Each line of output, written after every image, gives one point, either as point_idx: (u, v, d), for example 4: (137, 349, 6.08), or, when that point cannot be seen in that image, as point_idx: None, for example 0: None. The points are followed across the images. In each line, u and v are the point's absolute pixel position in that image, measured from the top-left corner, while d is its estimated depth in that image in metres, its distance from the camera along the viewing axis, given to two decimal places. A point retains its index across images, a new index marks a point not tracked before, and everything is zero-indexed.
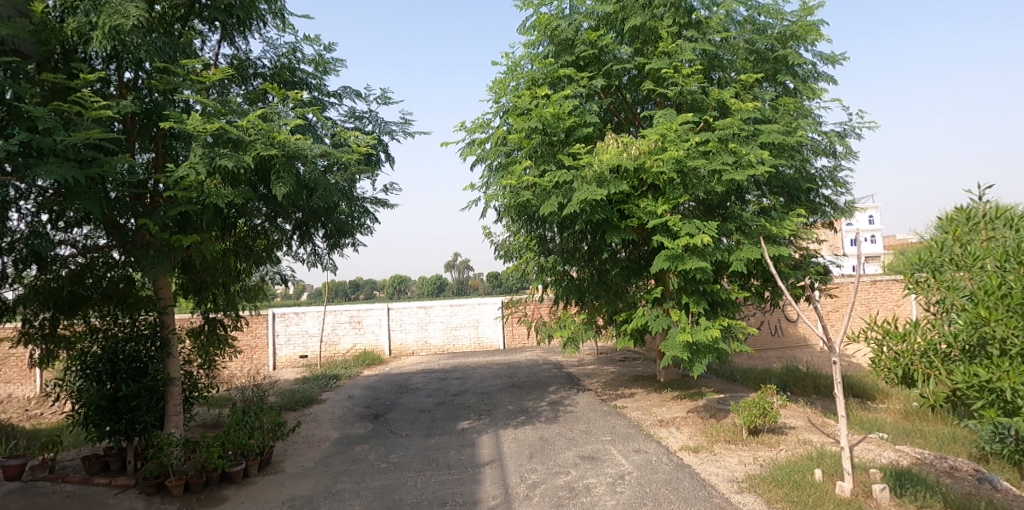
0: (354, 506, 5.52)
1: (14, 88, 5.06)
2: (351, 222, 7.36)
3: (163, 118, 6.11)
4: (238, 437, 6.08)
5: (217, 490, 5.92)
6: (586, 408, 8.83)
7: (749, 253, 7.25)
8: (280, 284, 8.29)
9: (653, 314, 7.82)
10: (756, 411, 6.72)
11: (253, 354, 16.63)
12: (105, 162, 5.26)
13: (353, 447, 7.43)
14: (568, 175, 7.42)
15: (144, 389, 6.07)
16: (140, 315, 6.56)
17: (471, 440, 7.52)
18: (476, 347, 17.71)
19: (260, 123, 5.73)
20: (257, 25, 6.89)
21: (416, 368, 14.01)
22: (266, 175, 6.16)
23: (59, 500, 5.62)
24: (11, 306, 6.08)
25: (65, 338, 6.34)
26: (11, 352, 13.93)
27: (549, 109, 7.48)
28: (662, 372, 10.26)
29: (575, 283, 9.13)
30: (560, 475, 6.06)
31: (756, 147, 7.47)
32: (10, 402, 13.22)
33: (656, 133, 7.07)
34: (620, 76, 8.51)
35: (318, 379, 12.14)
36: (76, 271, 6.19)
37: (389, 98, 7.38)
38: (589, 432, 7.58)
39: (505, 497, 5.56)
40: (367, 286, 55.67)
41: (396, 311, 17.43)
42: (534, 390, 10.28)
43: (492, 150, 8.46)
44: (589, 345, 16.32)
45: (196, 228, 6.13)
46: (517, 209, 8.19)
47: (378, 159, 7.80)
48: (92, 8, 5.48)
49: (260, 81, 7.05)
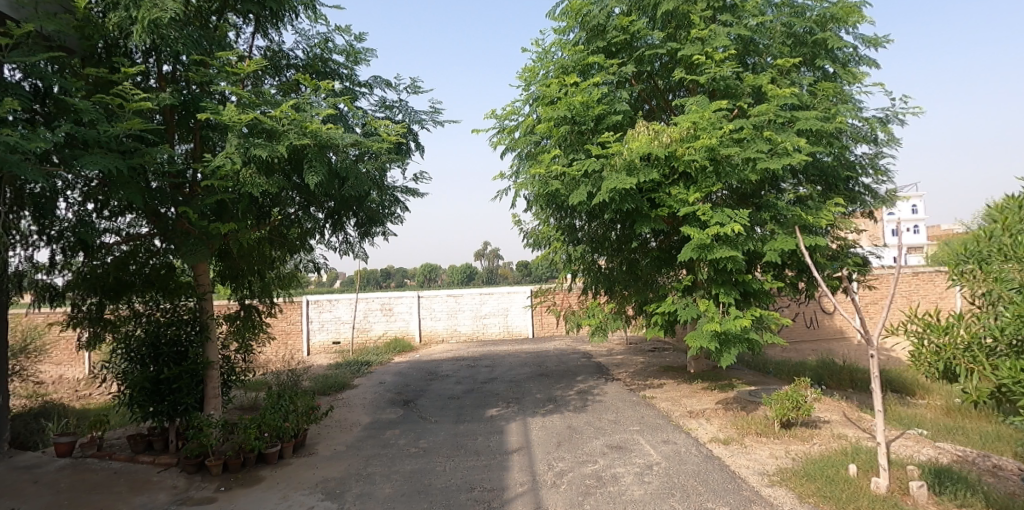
0: (385, 488, 5.66)
1: (60, 82, 5.32)
2: (381, 211, 7.48)
3: (200, 110, 6.32)
4: (273, 420, 6.28)
5: (254, 470, 6.14)
6: (615, 398, 8.80)
7: (784, 244, 7.07)
8: (314, 272, 8.38)
9: (683, 304, 7.73)
10: (789, 404, 6.59)
11: (288, 339, 17.08)
12: (146, 153, 5.51)
13: (384, 432, 7.59)
14: (597, 164, 7.40)
15: (184, 372, 6.31)
16: (181, 301, 6.82)
17: (499, 427, 7.60)
18: (506, 335, 17.78)
19: (293, 113, 5.88)
20: (290, 17, 6.99)
21: (445, 355, 14.15)
22: (299, 165, 6.32)
23: (106, 476, 5.88)
24: (61, 292, 6.35)
25: (110, 322, 6.59)
26: (61, 336, 14.65)
27: (578, 96, 7.43)
28: (693, 363, 10.18)
29: (604, 272, 9.08)
30: (588, 464, 6.10)
31: (792, 135, 7.30)
32: (59, 382, 13.88)
33: (689, 120, 6.94)
34: (652, 62, 8.35)
35: (350, 365, 12.38)
36: (120, 259, 6.42)
37: (419, 87, 7.42)
38: (617, 422, 7.57)
39: (532, 484, 5.62)
40: (398, 275, 56.57)
41: (426, 298, 17.63)
42: (563, 379, 10.28)
43: (521, 139, 8.42)
44: (618, 334, 16.23)
45: (233, 217, 6.35)
46: (545, 199, 8.17)
47: (408, 148, 7.90)
48: (131, 3, 5.65)
49: (293, 72, 7.20)
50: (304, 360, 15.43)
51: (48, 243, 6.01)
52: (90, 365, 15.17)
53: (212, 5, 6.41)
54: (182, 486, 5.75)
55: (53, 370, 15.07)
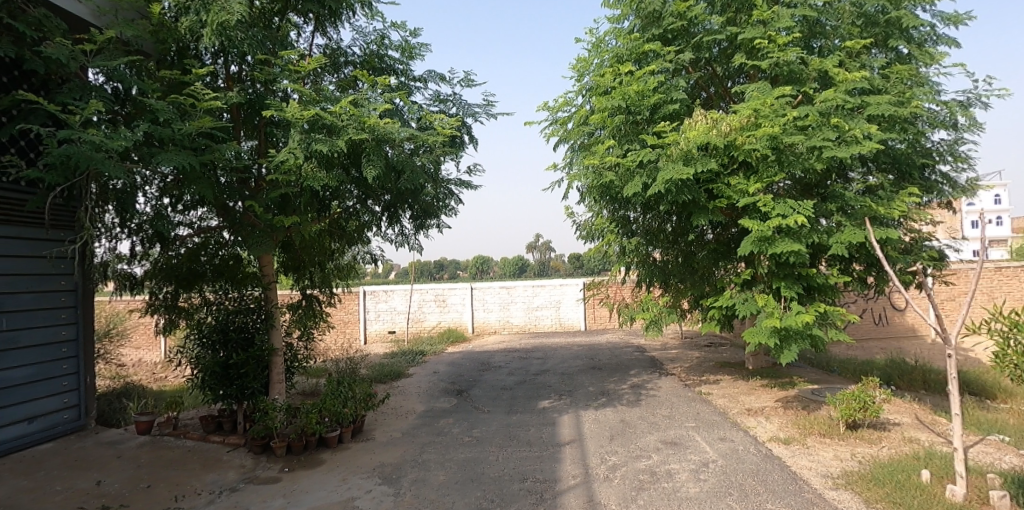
0: (439, 475, 5.78)
1: (138, 84, 5.71)
2: (435, 204, 7.60)
3: (264, 108, 6.59)
4: (333, 405, 6.57)
5: (315, 453, 6.41)
6: (669, 393, 8.63)
7: (852, 236, 6.71)
8: (370, 264, 8.59)
9: (741, 299, 7.48)
10: (855, 405, 6.27)
11: (346, 328, 17.71)
12: (216, 150, 5.80)
13: (438, 420, 7.74)
14: (652, 154, 7.23)
15: (251, 358, 6.65)
16: (248, 290, 7.20)
17: (552, 419, 7.61)
18: (558, 327, 17.73)
19: (352, 109, 6.05)
20: (347, 15, 7.17)
21: (497, 346, 14.26)
22: (357, 159, 6.49)
23: (181, 454, 6.27)
24: (140, 281, 6.83)
25: (184, 309, 7.03)
26: (140, 322, 15.72)
27: (633, 86, 7.30)
28: (751, 359, 9.86)
29: (659, 265, 8.82)
30: (641, 459, 6.02)
31: (862, 122, 6.90)
32: (138, 365, 14.90)
33: (750, 108, 6.73)
34: (710, 49, 8.07)
35: (405, 355, 12.68)
36: (192, 250, 6.77)
37: (473, 81, 7.47)
38: (672, 417, 7.43)
39: (585, 477, 5.61)
40: (454, 267, 57.44)
41: (479, 290, 17.82)
42: (616, 373, 10.17)
43: (575, 130, 8.35)
44: (673, 328, 15.90)
45: (295, 210, 6.59)
46: (599, 190, 8.07)
47: (462, 141, 7.98)
48: (201, 7, 5.95)
49: (351, 69, 7.39)
50: (361, 348, 15.95)
51: (129, 236, 6.45)
52: (166, 350, 16.21)
53: (275, 6, 6.66)
54: (249, 465, 6.07)
55: (133, 354, 16.16)
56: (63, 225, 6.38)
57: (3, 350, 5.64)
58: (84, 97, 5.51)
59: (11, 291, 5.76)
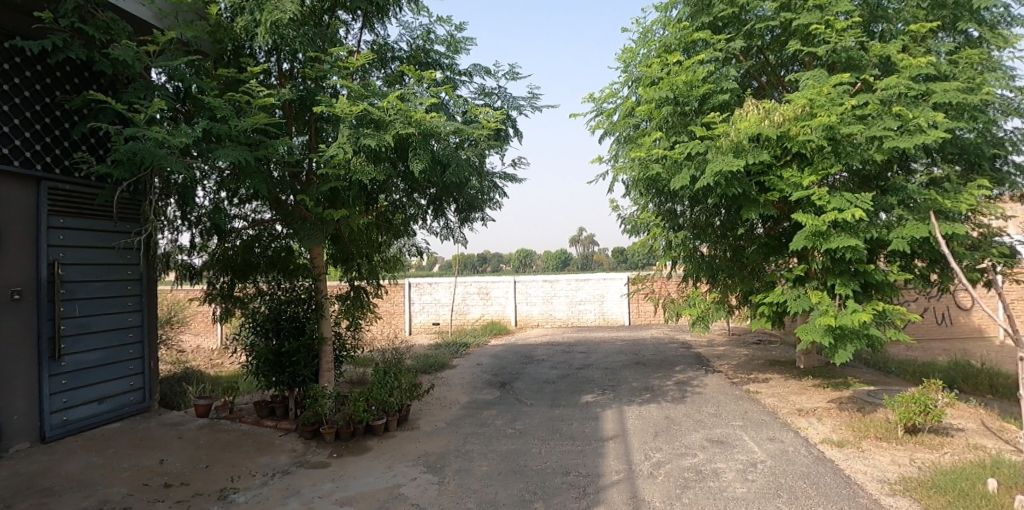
0: (482, 466, 5.85)
1: (197, 83, 5.96)
2: (480, 197, 7.66)
3: (315, 104, 6.79)
4: (379, 394, 6.75)
5: (362, 440, 6.59)
6: (716, 390, 8.44)
7: (915, 231, 6.38)
8: (416, 256, 8.77)
9: (793, 295, 7.23)
10: (915, 408, 5.98)
11: (392, 319, 18.09)
12: (269, 146, 6.04)
13: (481, 412, 7.82)
14: (701, 146, 7.03)
15: (302, 347, 6.91)
16: (299, 281, 7.45)
17: (595, 413, 7.58)
18: (602, 321, 17.58)
19: (399, 104, 6.16)
20: (394, 11, 7.26)
21: (540, 340, 14.28)
22: (404, 153, 6.60)
23: (237, 437, 6.56)
24: (198, 271, 7.12)
25: (240, 299, 7.25)
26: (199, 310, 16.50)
27: (681, 76, 7.13)
28: (802, 358, 9.53)
29: (706, 260, 8.61)
30: (686, 457, 5.92)
31: (927, 110, 6.54)
32: (197, 351, 15.65)
33: (805, 97, 6.44)
34: (763, 36, 7.79)
35: (449, 346, 12.85)
36: (247, 242, 7.06)
37: (518, 74, 7.45)
38: (718, 416, 7.27)
39: (628, 473, 5.57)
40: (499, 260, 57.79)
41: (522, 283, 17.86)
42: (661, 368, 10.01)
43: (620, 122, 8.23)
44: (721, 325, 15.54)
45: (344, 203, 6.78)
46: (645, 183, 7.93)
47: (507, 134, 8.00)
48: (256, 7, 6.15)
49: (398, 64, 7.50)
50: (406, 339, 16.27)
51: (189, 228, 6.75)
52: (222, 337, 16.97)
53: (324, 5, 6.81)
54: (299, 449, 6.30)
55: (193, 341, 16.97)
56: (129, 218, 6.74)
57: (75, 334, 6.02)
58: (148, 96, 5.79)
59: (83, 280, 6.14)
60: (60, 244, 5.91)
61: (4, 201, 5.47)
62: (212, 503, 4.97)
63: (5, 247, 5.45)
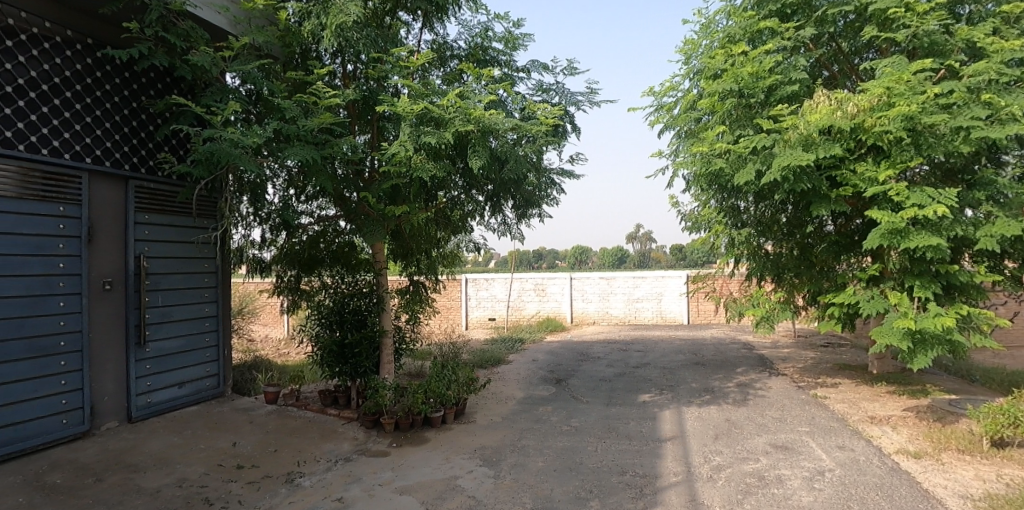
0: (537, 462, 5.88)
1: (267, 86, 6.25)
2: (537, 193, 7.66)
3: (377, 103, 7.01)
4: (437, 387, 6.91)
5: (420, 431, 6.75)
6: (781, 394, 8.11)
7: (1006, 229, 5.91)
8: (473, 252, 8.78)
9: (867, 296, 6.83)
10: (1003, 420, 5.54)
11: (449, 314, 18.39)
12: (334, 145, 6.26)
13: (537, 407, 7.84)
14: (768, 139, 6.71)
15: (364, 339, 7.11)
16: (361, 275, 7.79)
17: (652, 413, 7.44)
18: (660, 320, 17.23)
19: (459, 101, 6.23)
20: (453, 10, 7.36)
21: (597, 337, 14.15)
22: (463, 150, 6.69)
23: (303, 423, 6.87)
24: (268, 265, 7.48)
25: (305, 292, 7.67)
26: (268, 302, 17.34)
27: (747, 67, 6.86)
28: (875, 363, 9.02)
29: (771, 259, 8.20)
30: (748, 462, 5.73)
31: (1021, 98, 6.05)
32: (266, 341, 16.46)
33: (882, 86, 6.07)
34: (835, 22, 7.40)
35: (505, 342, 12.95)
36: (312, 237, 7.42)
37: (576, 69, 7.40)
38: (783, 420, 6.98)
39: (686, 475, 5.45)
40: (559, 257, 57.68)
41: (579, 280, 17.72)
42: (722, 370, 9.72)
43: (681, 116, 8.04)
44: (787, 326, 14.93)
45: (404, 200, 6.99)
46: (708, 178, 7.69)
47: (565, 130, 7.95)
48: (322, 11, 6.40)
49: (457, 62, 7.60)
50: (463, 334, 16.51)
51: (260, 224, 7.05)
52: (289, 328, 17.77)
53: (386, 6, 6.98)
54: (361, 438, 6.52)
55: (262, 331, 17.86)
56: (207, 215, 7.16)
57: (158, 322, 6.45)
58: (224, 99, 6.13)
59: (166, 272, 6.57)
60: (145, 239, 6.34)
61: (97, 198, 5.91)
62: (280, 485, 5.22)
63: (98, 241, 5.91)
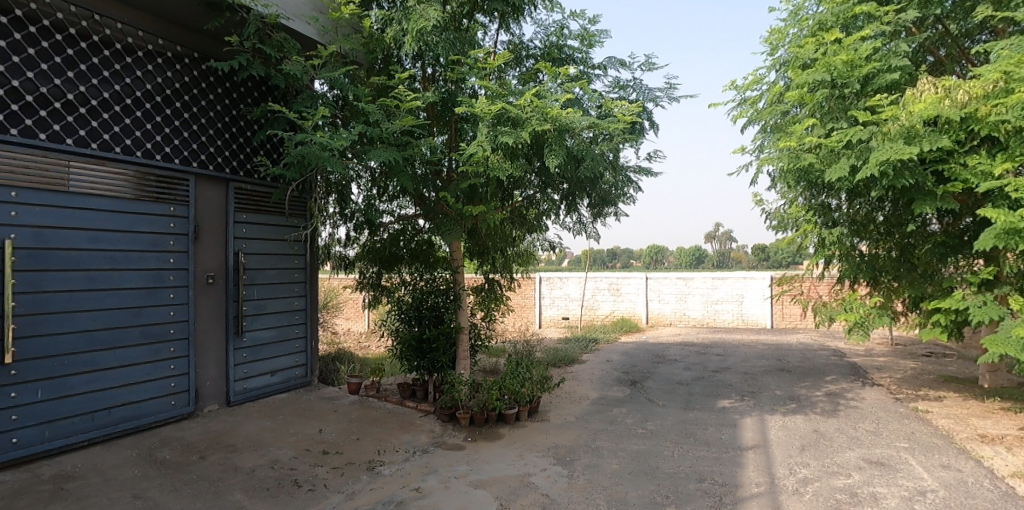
0: (611, 464, 5.81)
1: (352, 91, 6.53)
2: (613, 192, 7.56)
3: (457, 104, 7.14)
4: (512, 384, 7.00)
5: (495, 427, 6.85)
6: (875, 406, 7.58)
7: None
8: (546, 251, 8.84)
9: (978, 302, 6.26)
10: None
11: (523, 312, 18.51)
12: (414, 146, 6.47)
13: (611, 409, 7.75)
14: (865, 132, 6.27)
15: (441, 334, 7.37)
16: (439, 272, 7.87)
17: (733, 420, 7.16)
18: (741, 323, 16.52)
19: (536, 101, 6.24)
20: (529, 9, 7.41)
21: (675, 339, 13.77)
22: (539, 149, 6.73)
23: (383, 414, 7.14)
24: (352, 261, 7.81)
25: (386, 288, 7.93)
26: (351, 297, 18.16)
27: (840, 55, 6.44)
28: (987, 376, 8.25)
29: (867, 260, 7.65)
30: (839, 477, 5.40)
31: None
32: (349, 334, 17.23)
33: (1000, 69, 5.59)
34: (942, 3, 6.80)
35: (579, 341, 12.87)
36: (393, 235, 7.71)
37: (654, 64, 7.24)
38: (878, 434, 6.52)
39: (770, 487, 5.21)
40: (636, 257, 56.68)
41: (655, 281, 17.34)
42: (809, 377, 9.20)
43: (767, 109, 7.68)
44: (883, 332, 13.91)
45: (481, 199, 7.09)
46: (795, 175, 7.26)
47: (643, 127, 7.79)
48: (403, 17, 6.63)
49: (532, 61, 7.64)
50: (536, 332, 16.57)
51: (345, 222, 7.41)
52: (370, 322, 18.51)
53: (464, 8, 7.09)
54: (437, 431, 6.70)
55: (345, 325, 18.73)
56: (298, 214, 7.59)
57: (254, 314, 6.91)
58: (313, 105, 6.48)
59: (261, 268, 7.03)
60: (244, 236, 6.81)
61: (202, 199, 6.42)
62: (361, 472, 5.47)
63: (203, 238, 6.42)
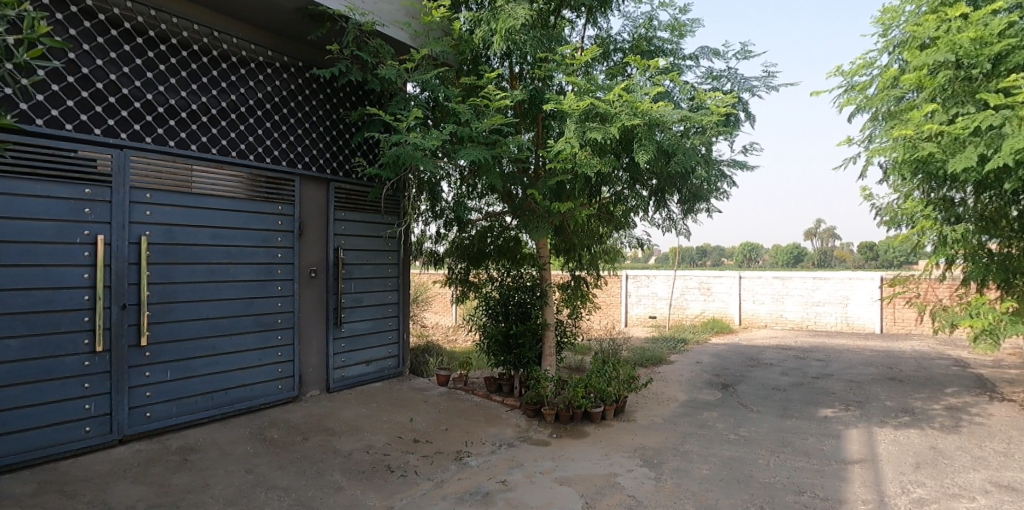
0: (701, 469, 5.62)
1: (443, 92, 6.70)
2: (706, 187, 7.27)
3: (544, 101, 7.15)
4: (598, 382, 6.95)
5: (580, 425, 6.82)
6: (1004, 423, 6.85)
7: None
8: (633, 247, 8.72)
9: None
10: None
11: (609, 310, 18.31)
12: (502, 144, 6.54)
13: (701, 412, 7.50)
14: (995, 117, 5.66)
15: (527, 330, 7.44)
16: (525, 269, 7.93)
17: (836, 431, 6.72)
18: (845, 327, 15.45)
19: (625, 95, 6.11)
20: (618, 2, 7.30)
21: (771, 342, 13.10)
22: (628, 144, 6.61)
23: (470, 407, 7.30)
24: (442, 257, 8.04)
25: (474, 284, 8.05)
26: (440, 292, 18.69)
27: (967, 33, 5.83)
28: None
29: (997, 259, 7.02)
30: (960, 499, 4.94)
31: None
32: (437, 328, 17.75)
33: None
34: None
35: (667, 341, 12.54)
36: (480, 233, 7.82)
37: (750, 52, 6.88)
38: (1008, 455, 5.89)
39: (878, 505, 4.85)
40: (728, 255, 54.44)
41: (748, 280, 16.59)
42: (925, 388, 8.45)
43: (878, 96, 7.11)
44: (1014, 341, 12.51)
45: (568, 196, 7.09)
46: (912, 166, 6.66)
47: (738, 119, 7.45)
48: (491, 17, 6.71)
49: (620, 55, 7.50)
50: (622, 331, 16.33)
51: (435, 219, 7.63)
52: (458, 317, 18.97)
53: (551, 5, 7.06)
54: (523, 426, 6.77)
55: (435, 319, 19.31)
56: (392, 211, 7.90)
57: (352, 307, 7.28)
58: (406, 106, 6.74)
59: (358, 262, 7.38)
60: (343, 233, 7.18)
61: (306, 198, 6.83)
62: (450, 462, 5.63)
63: (307, 234, 6.84)
